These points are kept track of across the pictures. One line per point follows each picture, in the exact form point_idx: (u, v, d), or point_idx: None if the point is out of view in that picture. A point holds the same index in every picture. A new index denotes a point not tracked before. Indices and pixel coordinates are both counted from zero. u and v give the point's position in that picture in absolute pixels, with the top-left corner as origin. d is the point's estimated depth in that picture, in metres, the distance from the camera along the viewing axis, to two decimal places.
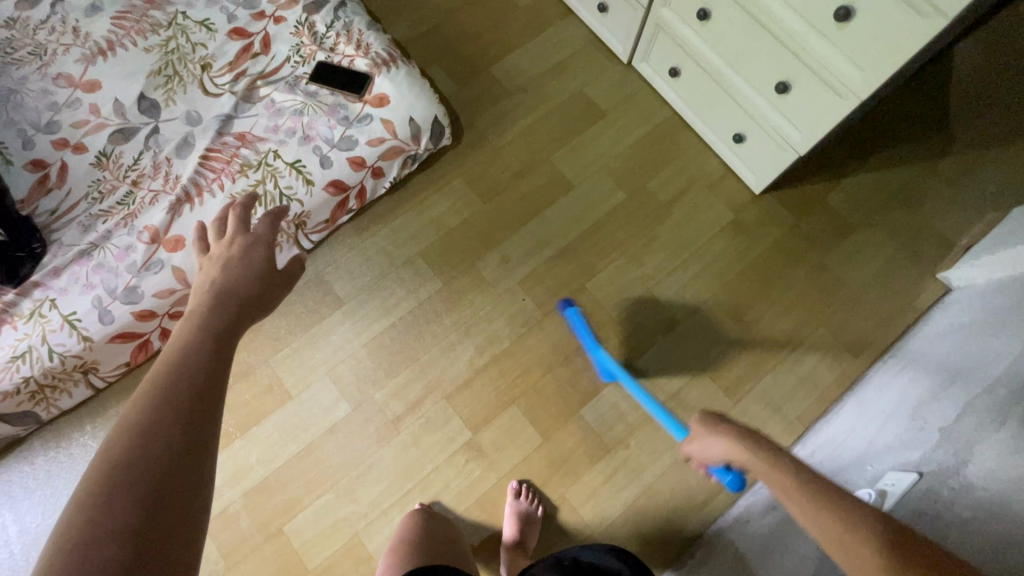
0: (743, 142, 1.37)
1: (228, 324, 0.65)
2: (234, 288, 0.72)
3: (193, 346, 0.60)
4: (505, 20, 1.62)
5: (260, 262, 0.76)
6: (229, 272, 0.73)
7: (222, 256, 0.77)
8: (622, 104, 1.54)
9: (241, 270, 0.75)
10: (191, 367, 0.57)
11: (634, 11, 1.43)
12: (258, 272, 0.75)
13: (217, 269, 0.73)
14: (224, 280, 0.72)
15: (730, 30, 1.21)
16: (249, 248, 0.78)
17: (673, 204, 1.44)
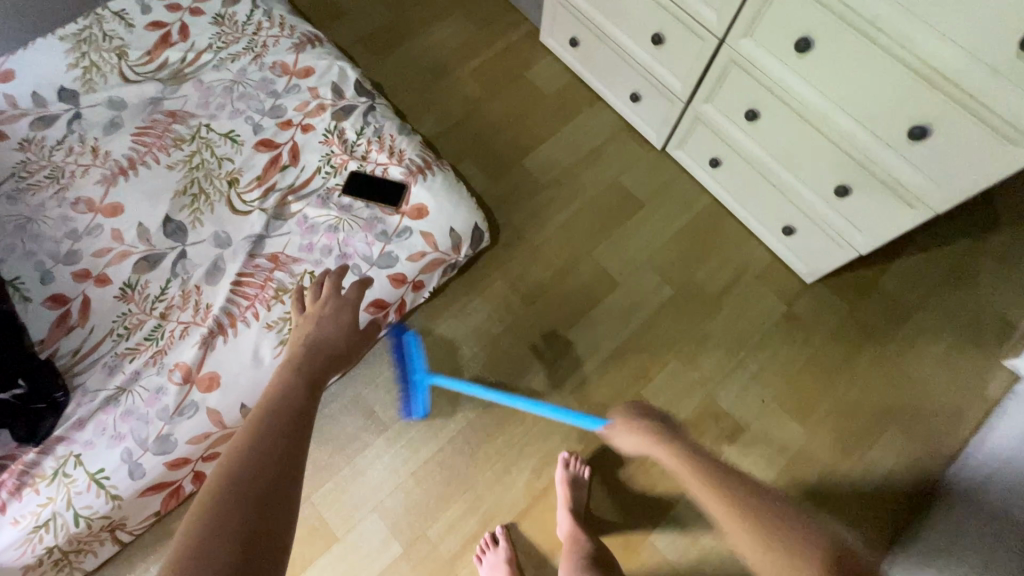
0: (793, 234, 1.33)
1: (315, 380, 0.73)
2: (324, 346, 0.79)
3: (292, 401, 0.68)
4: (533, 109, 1.60)
5: (348, 324, 0.83)
6: (317, 332, 0.80)
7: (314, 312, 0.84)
8: (661, 193, 1.49)
9: (330, 329, 0.81)
10: (290, 415, 0.66)
11: (670, 104, 1.40)
12: (341, 334, 0.81)
13: (310, 324, 0.82)
14: (316, 337, 0.80)
15: (779, 131, 1.17)
16: (333, 306, 0.85)
17: (725, 297, 1.39)
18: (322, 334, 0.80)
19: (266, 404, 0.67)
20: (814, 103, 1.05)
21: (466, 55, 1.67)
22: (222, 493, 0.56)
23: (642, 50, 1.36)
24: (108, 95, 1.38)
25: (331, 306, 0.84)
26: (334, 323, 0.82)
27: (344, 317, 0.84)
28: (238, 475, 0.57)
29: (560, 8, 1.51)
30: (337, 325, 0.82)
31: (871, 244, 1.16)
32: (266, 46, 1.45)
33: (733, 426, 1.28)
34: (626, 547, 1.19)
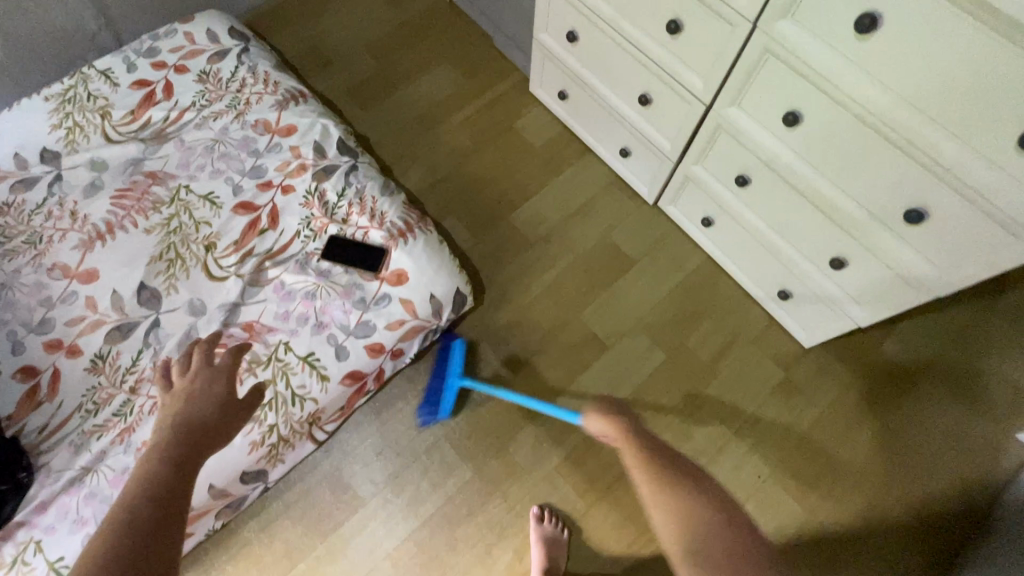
0: (789, 298, 1.27)
1: (175, 480, 0.63)
2: (191, 430, 0.69)
3: (134, 516, 0.58)
4: (521, 163, 1.56)
5: (221, 397, 0.75)
6: (183, 412, 0.72)
7: (179, 386, 0.77)
8: (653, 251, 1.45)
9: (198, 408, 0.73)
10: (139, 535, 0.56)
11: (660, 162, 1.35)
12: (213, 410, 0.73)
13: (178, 401, 0.73)
14: (180, 420, 0.70)
15: (771, 199, 1.12)
16: (201, 381, 0.76)
17: (719, 363, 1.33)
18: (185, 419, 0.70)
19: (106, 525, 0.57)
20: (804, 176, 1.00)
21: (454, 106, 1.64)
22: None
23: (630, 108, 1.32)
24: (90, 156, 1.37)
25: (196, 380, 0.76)
26: (203, 399, 0.74)
27: (216, 395, 0.75)
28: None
29: (548, 61, 1.47)
30: (206, 403, 0.73)
31: (870, 317, 1.10)
32: (249, 104, 1.44)
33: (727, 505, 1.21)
34: None
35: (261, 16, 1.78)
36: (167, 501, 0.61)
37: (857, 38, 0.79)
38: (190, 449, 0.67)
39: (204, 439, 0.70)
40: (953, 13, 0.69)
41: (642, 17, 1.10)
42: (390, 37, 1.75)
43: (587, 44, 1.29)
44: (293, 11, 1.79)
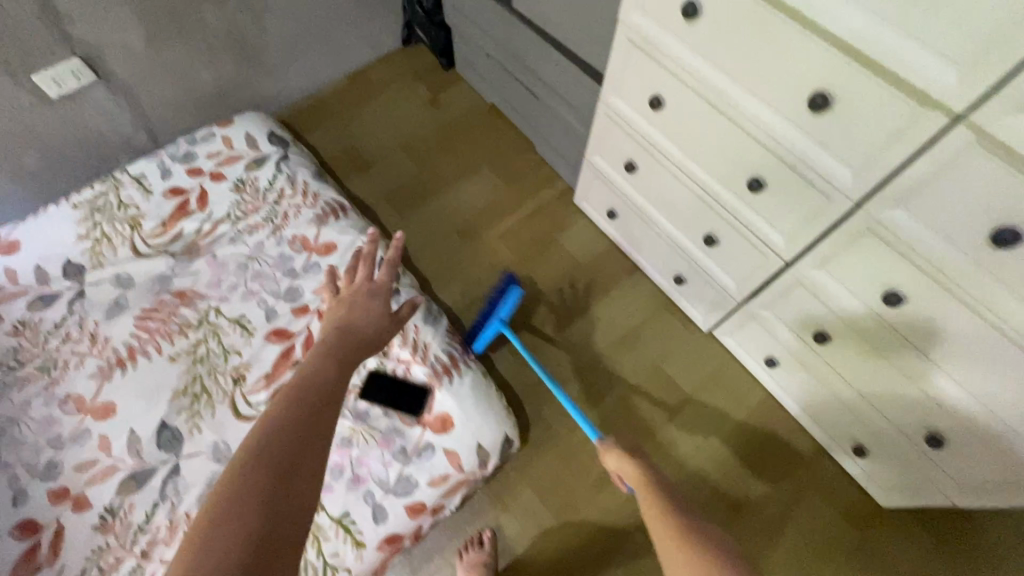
0: (866, 456, 1.18)
1: (350, 352, 0.73)
2: (358, 330, 0.77)
3: (323, 370, 0.67)
4: (565, 280, 1.49)
5: (381, 308, 0.81)
6: (348, 312, 0.80)
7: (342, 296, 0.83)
8: (707, 385, 1.36)
9: (363, 312, 0.80)
10: (316, 403, 0.63)
11: (721, 298, 1.28)
12: (374, 313, 0.80)
13: (345, 307, 0.80)
14: (351, 321, 0.78)
15: (853, 361, 1.05)
16: (377, 293, 0.82)
17: (786, 521, 1.22)
18: (355, 318, 0.78)
19: (286, 393, 0.63)
20: (902, 351, 0.94)
21: (494, 216, 1.59)
22: (227, 506, 0.52)
23: (691, 242, 1.26)
24: (115, 271, 1.29)
25: (365, 294, 0.83)
26: (365, 307, 0.80)
27: (370, 305, 0.81)
28: (245, 481, 0.54)
29: (598, 180, 1.42)
30: (368, 312, 0.79)
31: (969, 497, 1.01)
32: (287, 217, 1.37)
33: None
34: None
35: (297, 113, 1.75)
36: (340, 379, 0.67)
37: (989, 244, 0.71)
38: (361, 340, 0.76)
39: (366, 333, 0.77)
40: None
41: (716, 167, 1.04)
42: (428, 140, 1.71)
43: (647, 176, 1.24)
44: (329, 109, 1.76)
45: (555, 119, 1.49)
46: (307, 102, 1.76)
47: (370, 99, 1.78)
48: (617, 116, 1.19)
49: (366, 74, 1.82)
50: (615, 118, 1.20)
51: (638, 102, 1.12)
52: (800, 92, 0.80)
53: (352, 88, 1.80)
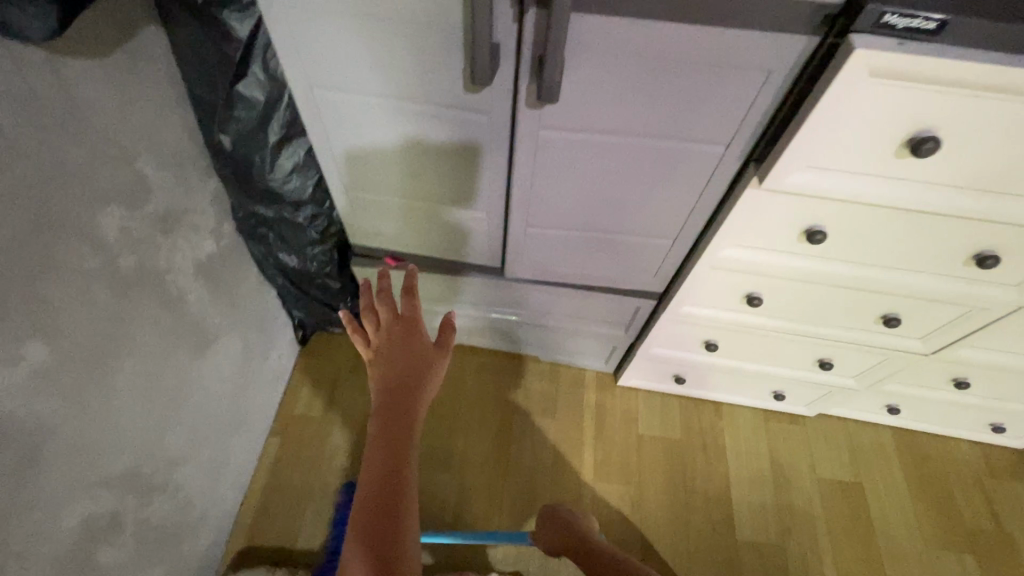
0: (1003, 429, 1.34)
1: (404, 410, 0.66)
2: (404, 383, 0.68)
3: (388, 434, 0.65)
4: (687, 465, 1.38)
5: (419, 352, 0.71)
6: (382, 360, 0.70)
7: (384, 340, 0.72)
8: (863, 462, 1.40)
9: (396, 361, 0.69)
10: (390, 497, 0.61)
11: (834, 393, 1.31)
12: (421, 343, 0.72)
13: (380, 349, 0.72)
14: (386, 368, 0.69)
15: (995, 385, 1.17)
16: (414, 325, 0.74)
17: (999, 519, 1.33)
18: (391, 373, 0.68)
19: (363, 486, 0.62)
20: None
21: (573, 459, 1.37)
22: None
23: (797, 370, 1.24)
24: None
25: (401, 339, 0.71)
26: (397, 340, 0.71)
27: (418, 338, 0.72)
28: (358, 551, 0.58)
29: (657, 361, 1.32)
30: (409, 353, 0.70)
31: None
32: None
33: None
34: None
35: (259, 525, 1.23)
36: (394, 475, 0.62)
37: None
38: (397, 390, 0.67)
39: (409, 375, 0.68)
40: None
41: (836, 318, 1.02)
42: (433, 436, 1.37)
43: (732, 346, 1.19)
44: (291, 490, 1.27)
45: (575, 334, 1.32)
46: (258, 501, 1.26)
47: (330, 440, 1.34)
48: (693, 319, 1.10)
49: (298, 413, 1.37)
50: (689, 320, 1.11)
51: (724, 303, 1.04)
52: (958, 256, 0.81)
53: (296, 442, 1.33)
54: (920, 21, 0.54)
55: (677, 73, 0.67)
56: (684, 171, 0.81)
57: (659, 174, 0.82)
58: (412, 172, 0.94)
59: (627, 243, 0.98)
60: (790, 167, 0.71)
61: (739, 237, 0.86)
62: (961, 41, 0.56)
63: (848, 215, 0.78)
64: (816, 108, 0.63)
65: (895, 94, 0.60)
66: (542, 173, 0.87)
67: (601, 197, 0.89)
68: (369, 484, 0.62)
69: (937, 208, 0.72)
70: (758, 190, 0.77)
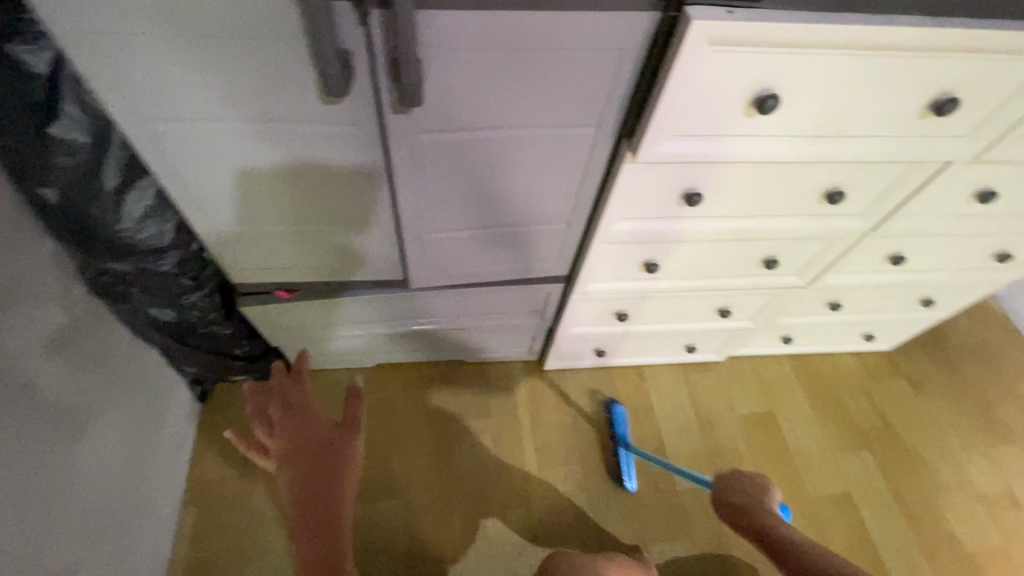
0: (873, 336, 1.54)
1: (320, 484, 0.73)
2: (316, 462, 0.75)
3: (309, 507, 0.72)
4: (622, 432, 1.44)
5: (323, 430, 0.78)
6: (288, 450, 0.77)
7: (287, 428, 0.79)
8: (770, 392, 1.54)
9: (301, 455, 0.76)
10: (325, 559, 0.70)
11: (736, 336, 1.42)
12: (321, 427, 0.77)
13: (286, 437, 0.78)
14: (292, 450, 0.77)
15: (861, 301, 1.33)
16: (311, 414, 0.80)
17: (882, 414, 1.53)
18: (299, 456, 0.76)
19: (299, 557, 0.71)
20: (895, 279, 1.23)
21: (515, 452, 1.38)
22: None
23: (702, 322, 1.33)
24: None
25: (303, 424, 0.78)
26: (297, 434, 0.77)
27: (319, 419, 0.79)
28: None
29: (577, 340, 1.35)
30: (311, 433, 0.77)
31: (947, 310, 1.42)
32: None
33: (1020, 505, 1.42)
34: None
35: None
36: (325, 545, 0.70)
37: (975, 196, 0.95)
38: (309, 477, 0.73)
39: (317, 463, 0.74)
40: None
41: (724, 270, 1.10)
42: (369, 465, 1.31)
43: (641, 312, 1.24)
44: (222, 562, 1.16)
45: (494, 331, 1.31)
46: None
47: (255, 498, 1.23)
48: (601, 294, 1.14)
49: (212, 478, 1.24)
50: (597, 296, 1.15)
51: (626, 274, 1.09)
52: (810, 197, 0.91)
53: (216, 510, 1.21)
54: None
55: (538, 64, 0.67)
56: (566, 158, 0.83)
57: (543, 163, 0.83)
58: (286, 198, 0.87)
59: (526, 234, 0.98)
60: (658, 138, 0.74)
61: (625, 210, 0.90)
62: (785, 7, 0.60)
63: (716, 175, 0.83)
64: (669, 79, 0.65)
65: (733, 60, 0.64)
66: (426, 179, 0.84)
67: (491, 193, 0.88)
68: (304, 554, 0.70)
69: (788, 156, 0.79)
70: (634, 163, 0.80)
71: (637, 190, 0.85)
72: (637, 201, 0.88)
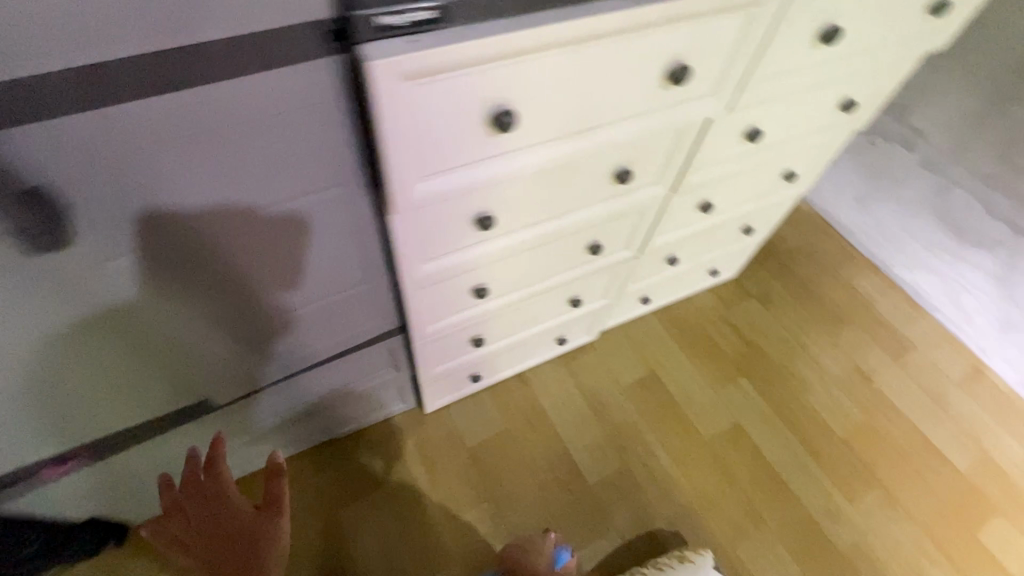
0: (717, 269, 1.63)
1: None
2: (238, 567, 0.60)
3: None
4: (521, 446, 1.40)
5: (245, 522, 0.63)
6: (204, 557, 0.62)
7: (202, 531, 0.63)
8: (647, 352, 1.58)
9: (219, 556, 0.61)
10: None
11: (598, 314, 1.43)
12: (241, 522, 0.63)
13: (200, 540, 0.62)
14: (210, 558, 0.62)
15: (693, 247, 1.38)
16: (229, 499, 0.64)
17: (746, 337, 1.64)
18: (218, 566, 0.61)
19: None
20: (712, 221, 1.29)
21: (419, 511, 1.30)
22: None
23: (560, 315, 1.31)
24: None
25: (219, 522, 0.63)
26: (213, 532, 0.63)
27: (235, 510, 0.64)
28: None
29: (445, 376, 1.26)
30: (230, 533, 0.62)
31: (765, 229, 1.53)
32: None
33: (867, 377, 1.60)
34: (963, 491, 1.43)
35: None
36: None
37: (745, 138, 0.98)
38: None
39: (239, 565, 0.60)
40: (800, 102, 0.97)
41: (555, 268, 1.07)
42: None
43: (495, 330, 1.19)
44: None
45: (353, 398, 1.19)
46: None
47: None
48: (443, 332, 1.06)
49: None
50: (441, 335, 1.08)
51: (458, 306, 1.01)
52: (601, 182, 0.89)
53: None
54: (413, 15, 0.49)
55: (230, 140, 0.57)
56: (331, 220, 0.73)
57: (310, 232, 0.73)
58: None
59: (333, 306, 0.87)
60: (409, 183, 0.65)
61: (420, 254, 0.81)
62: (470, 18, 0.52)
63: (497, 194, 0.77)
64: (380, 127, 0.56)
65: (438, 85, 0.55)
66: (167, 294, 0.70)
67: (267, 281, 0.76)
68: None
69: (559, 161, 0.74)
70: (400, 213, 0.71)
71: (421, 233, 0.77)
72: (427, 242, 0.79)
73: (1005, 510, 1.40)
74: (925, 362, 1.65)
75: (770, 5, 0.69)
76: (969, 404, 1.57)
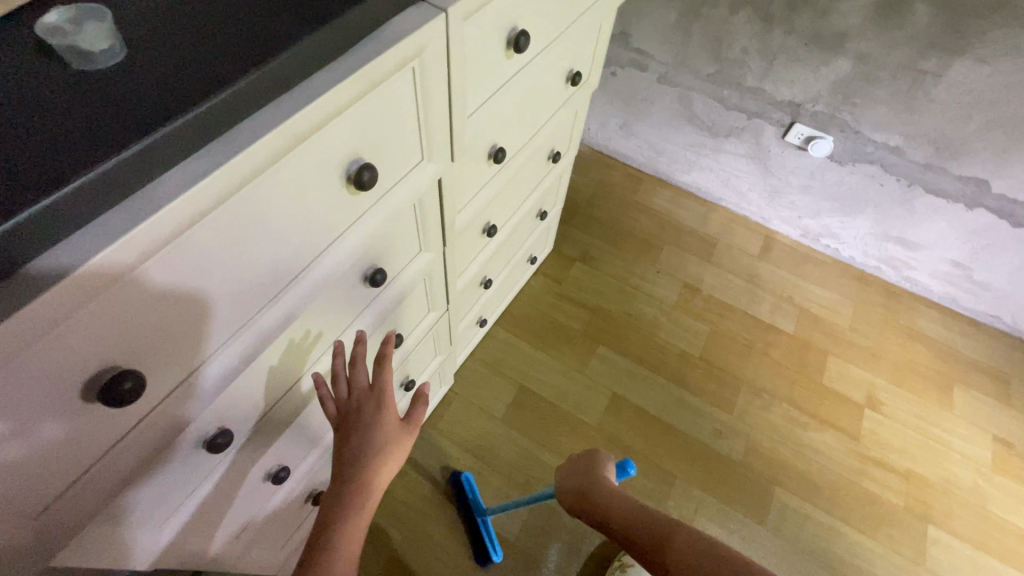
0: (534, 257, 1.56)
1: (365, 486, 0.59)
2: (369, 457, 0.60)
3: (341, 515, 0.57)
4: (429, 545, 1.24)
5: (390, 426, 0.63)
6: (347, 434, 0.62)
7: (356, 413, 0.63)
8: (506, 369, 1.49)
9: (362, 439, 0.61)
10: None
11: (440, 372, 1.28)
12: (388, 426, 0.62)
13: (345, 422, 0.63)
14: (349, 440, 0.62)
15: (498, 263, 1.28)
16: (384, 397, 0.64)
17: (587, 305, 1.63)
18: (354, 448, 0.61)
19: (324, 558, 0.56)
20: (505, 234, 1.18)
21: None
22: None
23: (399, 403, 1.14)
24: None
25: (372, 411, 0.63)
26: (363, 421, 0.62)
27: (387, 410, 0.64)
28: None
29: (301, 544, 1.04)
30: (376, 431, 0.62)
31: (559, 203, 1.48)
32: None
33: (695, 289, 1.71)
34: (800, 349, 1.62)
35: None
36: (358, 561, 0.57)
37: (493, 163, 0.86)
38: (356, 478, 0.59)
39: (369, 450, 0.61)
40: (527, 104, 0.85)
41: None
42: None
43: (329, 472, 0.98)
44: None
45: None
46: None
47: None
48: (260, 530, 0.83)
49: None
50: (259, 531, 0.84)
51: (258, 500, 0.79)
52: (351, 299, 0.71)
53: None
54: None
55: None
56: None
57: None
58: None
59: None
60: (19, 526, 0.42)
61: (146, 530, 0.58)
62: None
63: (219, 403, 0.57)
64: None
65: None
66: None
67: None
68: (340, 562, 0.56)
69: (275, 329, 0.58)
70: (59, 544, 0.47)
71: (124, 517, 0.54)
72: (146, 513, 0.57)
73: (831, 349, 1.62)
74: (732, 250, 1.81)
75: (429, 51, 0.54)
76: (774, 270, 1.77)
